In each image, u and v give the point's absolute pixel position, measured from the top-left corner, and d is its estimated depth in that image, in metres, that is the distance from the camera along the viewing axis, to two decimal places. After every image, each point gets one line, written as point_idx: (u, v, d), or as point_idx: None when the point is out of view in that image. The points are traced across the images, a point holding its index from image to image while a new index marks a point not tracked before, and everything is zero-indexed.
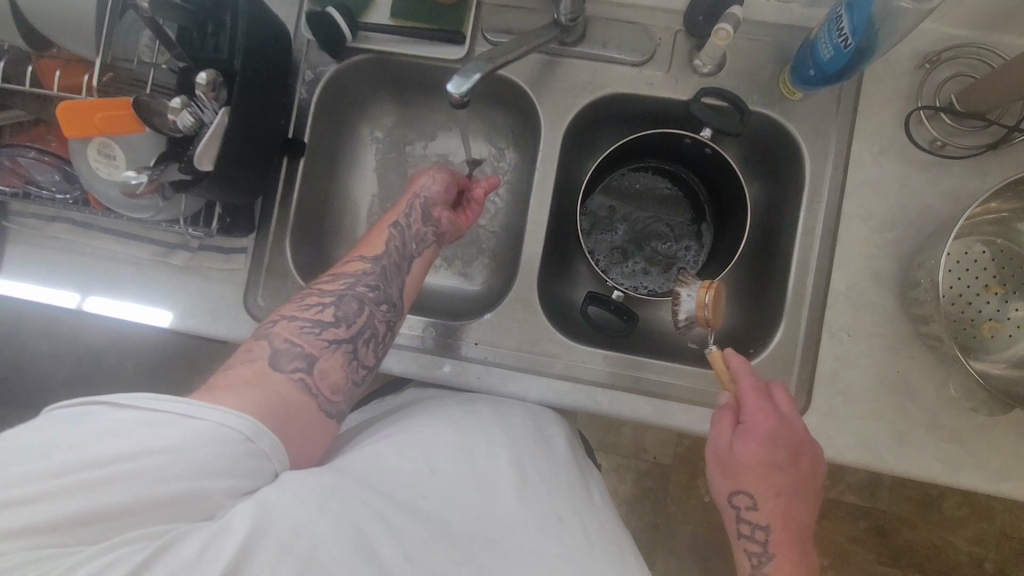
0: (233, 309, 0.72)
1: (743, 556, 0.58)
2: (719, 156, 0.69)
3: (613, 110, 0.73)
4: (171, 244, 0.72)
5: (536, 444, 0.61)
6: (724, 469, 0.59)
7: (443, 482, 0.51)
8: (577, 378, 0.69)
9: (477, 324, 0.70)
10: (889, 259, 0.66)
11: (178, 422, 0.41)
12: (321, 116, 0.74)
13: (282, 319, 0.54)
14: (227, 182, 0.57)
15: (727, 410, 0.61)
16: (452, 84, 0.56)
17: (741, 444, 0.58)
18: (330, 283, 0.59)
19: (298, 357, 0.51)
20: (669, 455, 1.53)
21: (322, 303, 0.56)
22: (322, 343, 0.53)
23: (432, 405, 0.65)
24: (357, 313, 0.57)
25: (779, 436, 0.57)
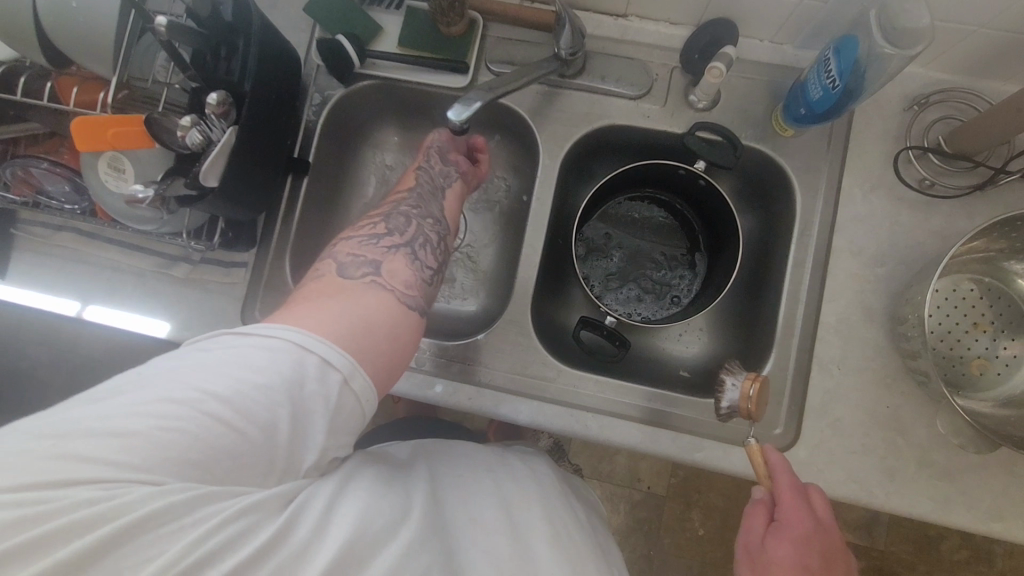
0: (231, 322, 0.73)
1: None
2: (712, 188, 0.71)
3: (611, 141, 0.75)
4: (173, 256, 0.74)
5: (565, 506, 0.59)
6: (754, 564, 0.57)
7: (483, 531, 0.51)
8: (568, 402, 0.69)
9: (470, 345, 0.71)
10: (878, 294, 0.67)
11: (287, 353, 0.43)
12: (327, 138, 0.76)
13: (343, 241, 0.59)
14: (230, 199, 0.58)
15: (761, 505, 0.59)
16: (452, 111, 0.59)
17: (776, 542, 0.56)
18: (375, 213, 0.65)
19: (365, 264, 0.55)
20: (663, 485, 1.51)
21: (375, 221, 0.63)
22: (382, 250, 0.58)
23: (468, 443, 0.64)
24: (407, 224, 0.63)
25: (814, 540, 0.56)
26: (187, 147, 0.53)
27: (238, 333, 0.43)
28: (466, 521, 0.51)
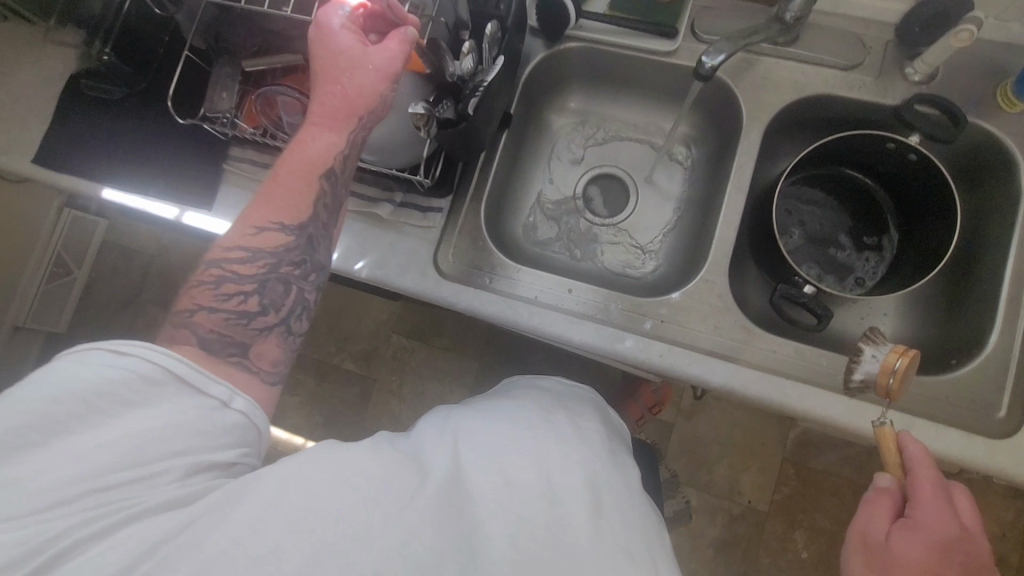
0: (423, 266, 0.75)
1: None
2: (925, 162, 0.69)
3: (813, 114, 0.74)
4: (373, 198, 0.75)
5: (617, 473, 0.56)
6: (868, 556, 0.56)
7: (517, 493, 0.48)
8: (765, 368, 0.67)
9: (663, 302, 0.71)
10: None
11: (175, 386, 0.48)
12: (523, 95, 0.79)
13: (201, 308, 0.54)
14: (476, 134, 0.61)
15: (888, 495, 0.58)
16: (705, 57, 0.61)
17: (901, 535, 0.54)
18: (244, 264, 0.55)
19: (229, 344, 0.54)
20: (765, 501, 1.45)
21: (244, 292, 0.55)
22: (252, 331, 0.55)
23: (511, 404, 0.61)
24: (283, 295, 0.57)
25: (950, 546, 0.53)
26: (460, 71, 0.57)
27: (114, 350, 0.46)
28: (484, 478, 0.49)
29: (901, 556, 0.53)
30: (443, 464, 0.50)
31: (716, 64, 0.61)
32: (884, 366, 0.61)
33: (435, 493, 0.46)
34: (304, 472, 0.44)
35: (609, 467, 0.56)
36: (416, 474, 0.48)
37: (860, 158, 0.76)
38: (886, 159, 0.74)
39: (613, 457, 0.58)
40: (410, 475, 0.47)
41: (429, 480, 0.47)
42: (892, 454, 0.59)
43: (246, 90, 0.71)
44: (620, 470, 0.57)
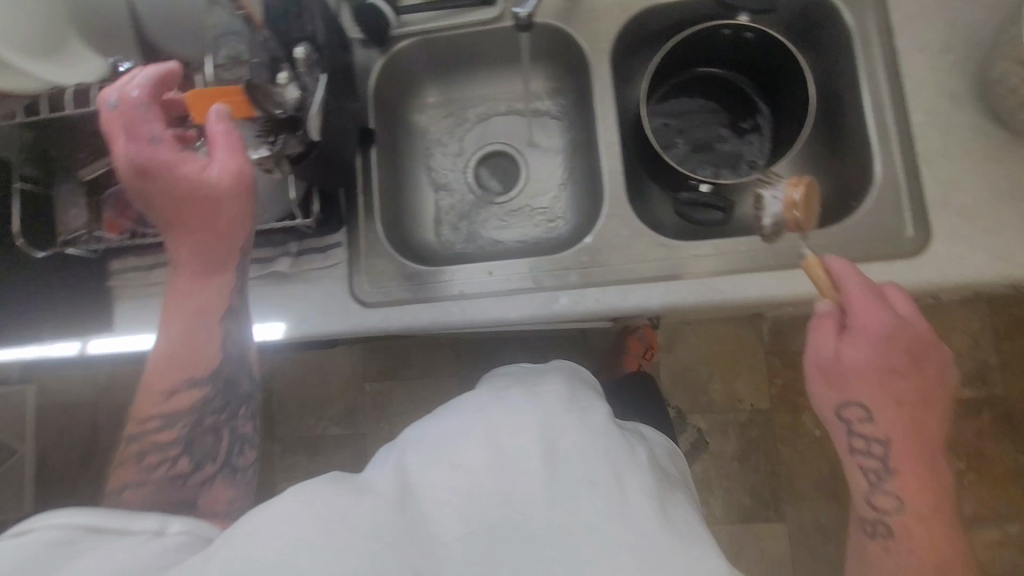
0: (345, 302, 0.74)
1: (860, 473, 0.64)
2: (761, 35, 0.73)
3: (650, 27, 0.76)
4: (270, 257, 0.73)
5: (573, 417, 0.57)
6: (828, 380, 0.62)
7: (467, 479, 0.50)
8: (693, 274, 0.69)
9: (580, 250, 0.72)
10: (959, 77, 0.67)
11: (96, 535, 0.45)
12: (378, 107, 0.78)
13: (129, 462, 0.63)
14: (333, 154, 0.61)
15: (830, 317, 0.61)
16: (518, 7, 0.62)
17: (849, 347, 0.60)
18: (164, 433, 0.63)
19: (167, 480, 0.63)
20: (765, 398, 1.49)
21: (170, 458, 0.63)
22: (200, 481, 0.64)
23: (461, 396, 0.63)
24: (216, 445, 0.65)
25: (892, 341, 0.59)
26: (290, 105, 0.55)
27: (16, 531, 0.44)
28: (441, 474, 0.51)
29: (850, 366, 0.60)
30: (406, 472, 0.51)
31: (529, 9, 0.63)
32: (787, 200, 0.64)
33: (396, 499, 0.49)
34: (280, 512, 0.46)
35: (564, 416, 0.57)
36: (376, 489, 0.50)
37: (706, 52, 0.79)
38: (728, 44, 0.77)
39: (572, 403, 0.60)
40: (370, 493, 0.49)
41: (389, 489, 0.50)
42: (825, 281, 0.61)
43: (93, 199, 0.68)
44: (580, 415, 0.58)
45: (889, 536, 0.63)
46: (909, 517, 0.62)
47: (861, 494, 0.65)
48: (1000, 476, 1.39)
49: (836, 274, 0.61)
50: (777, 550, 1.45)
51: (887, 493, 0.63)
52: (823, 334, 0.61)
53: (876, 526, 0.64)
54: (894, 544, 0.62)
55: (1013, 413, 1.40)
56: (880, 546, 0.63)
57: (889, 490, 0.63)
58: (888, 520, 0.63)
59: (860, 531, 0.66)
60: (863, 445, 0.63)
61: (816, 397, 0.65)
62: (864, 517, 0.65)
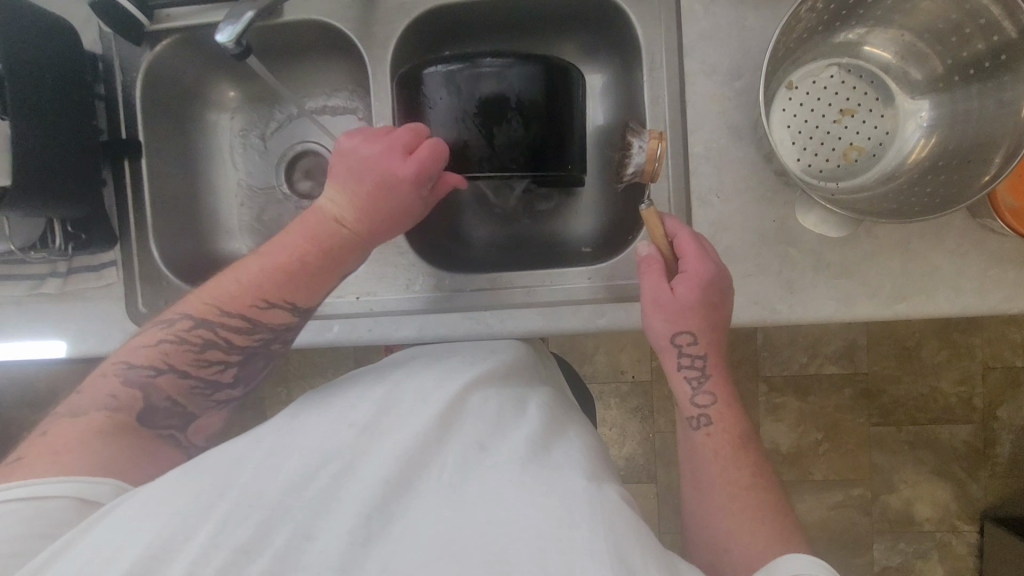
0: (121, 323, 0.72)
1: (683, 380, 0.64)
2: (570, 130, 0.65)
3: (440, 26, 0.70)
4: (41, 274, 0.71)
5: (403, 405, 0.57)
6: (664, 312, 0.62)
7: (253, 466, 0.49)
8: (466, 306, 0.69)
9: (360, 278, 0.71)
10: (741, 109, 0.63)
11: None
12: (153, 110, 0.72)
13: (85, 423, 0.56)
14: (35, 193, 0.59)
15: (657, 263, 0.63)
16: (221, 33, 0.54)
17: (678, 289, 0.61)
18: (240, 335, 0.61)
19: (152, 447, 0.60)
20: (646, 370, 1.54)
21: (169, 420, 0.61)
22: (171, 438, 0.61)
23: (311, 399, 0.62)
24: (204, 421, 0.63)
25: (711, 279, 0.60)
26: None
27: None
28: (292, 463, 0.49)
29: (682, 300, 0.61)
30: (300, 423, 0.55)
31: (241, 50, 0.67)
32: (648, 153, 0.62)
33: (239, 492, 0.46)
34: (155, 494, 0.47)
35: (408, 393, 0.59)
36: (219, 478, 0.48)
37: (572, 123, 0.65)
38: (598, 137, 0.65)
39: (409, 393, 0.59)
40: (224, 478, 0.48)
41: (235, 480, 0.48)
42: (658, 230, 0.61)
43: None
44: (412, 403, 0.57)
45: (710, 425, 0.63)
46: (724, 408, 0.64)
47: (682, 397, 0.65)
48: (853, 446, 1.49)
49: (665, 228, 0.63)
50: (644, 507, 1.57)
51: (705, 392, 0.64)
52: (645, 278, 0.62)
53: (701, 420, 0.64)
54: (713, 433, 0.63)
55: (872, 389, 1.48)
56: (704, 436, 0.64)
57: (708, 388, 0.64)
58: (709, 413, 0.64)
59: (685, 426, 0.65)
60: (690, 363, 0.64)
61: (649, 325, 0.64)
62: (686, 415, 0.65)
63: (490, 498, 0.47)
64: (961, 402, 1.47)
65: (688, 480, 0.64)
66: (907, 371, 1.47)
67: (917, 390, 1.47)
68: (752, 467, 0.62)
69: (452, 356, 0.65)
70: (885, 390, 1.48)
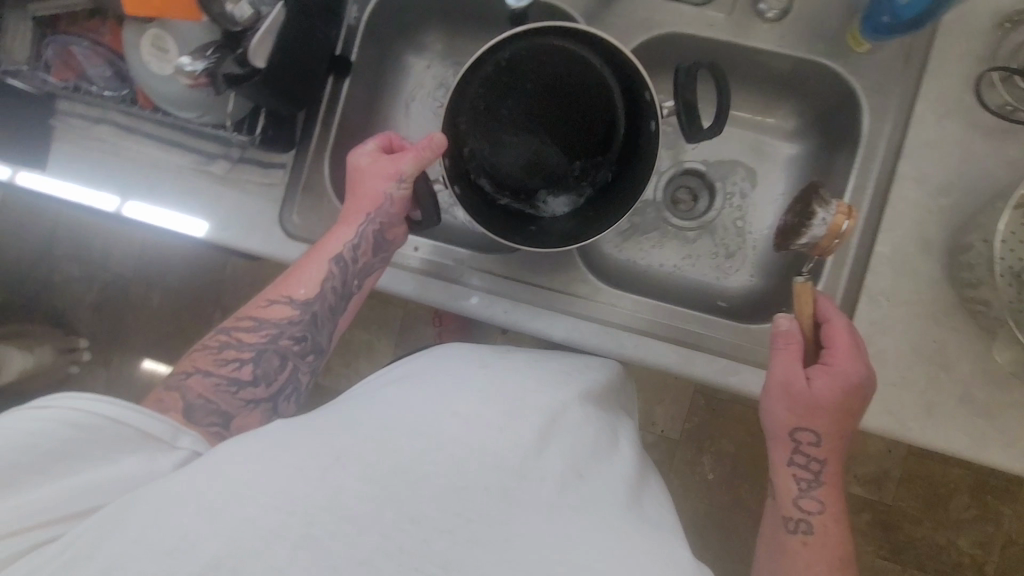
0: (270, 225, 0.72)
1: (792, 480, 0.63)
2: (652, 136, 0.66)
3: (667, 51, 0.71)
4: (212, 154, 0.72)
5: (504, 393, 0.55)
6: (793, 401, 0.61)
7: (359, 430, 0.47)
8: (605, 320, 0.70)
9: (508, 261, 0.73)
10: (940, 224, 0.64)
11: None
12: (369, 36, 0.73)
13: (195, 372, 0.63)
14: (277, 88, 0.59)
15: (798, 346, 0.62)
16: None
17: (818, 382, 0.60)
18: (249, 333, 0.65)
19: (212, 414, 0.61)
20: (676, 429, 1.52)
21: (240, 359, 0.64)
22: (238, 402, 0.63)
23: (413, 363, 0.60)
24: (278, 370, 0.65)
25: (853, 386, 0.59)
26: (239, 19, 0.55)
27: None
28: (401, 436, 0.46)
29: (820, 395, 0.60)
30: (399, 392, 0.53)
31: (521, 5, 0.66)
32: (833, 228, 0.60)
33: (357, 459, 0.44)
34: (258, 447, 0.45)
35: (510, 382, 0.56)
36: (329, 439, 0.45)
37: (619, 124, 0.69)
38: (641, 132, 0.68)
39: (514, 383, 0.56)
40: (333, 440, 0.45)
41: (350, 442, 0.45)
42: (808, 308, 0.62)
43: (43, 33, 0.64)
44: (517, 391, 0.55)
45: (810, 534, 0.62)
46: (829, 520, 0.62)
47: (786, 497, 0.64)
48: None
49: (816, 310, 0.62)
50: None
51: (811, 498, 0.63)
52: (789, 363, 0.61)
53: (798, 523, 0.62)
54: (811, 541, 0.61)
55: (891, 522, 1.47)
56: (800, 541, 0.62)
57: (816, 495, 0.63)
58: (811, 520, 0.62)
59: (778, 522, 0.64)
60: (802, 461, 0.63)
61: (772, 415, 0.63)
62: (784, 515, 0.63)
63: (603, 529, 0.45)
64: (972, 564, 1.45)
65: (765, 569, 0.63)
66: (932, 517, 1.46)
67: (935, 538, 1.45)
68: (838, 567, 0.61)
69: (552, 359, 0.64)
70: (903, 528, 1.46)
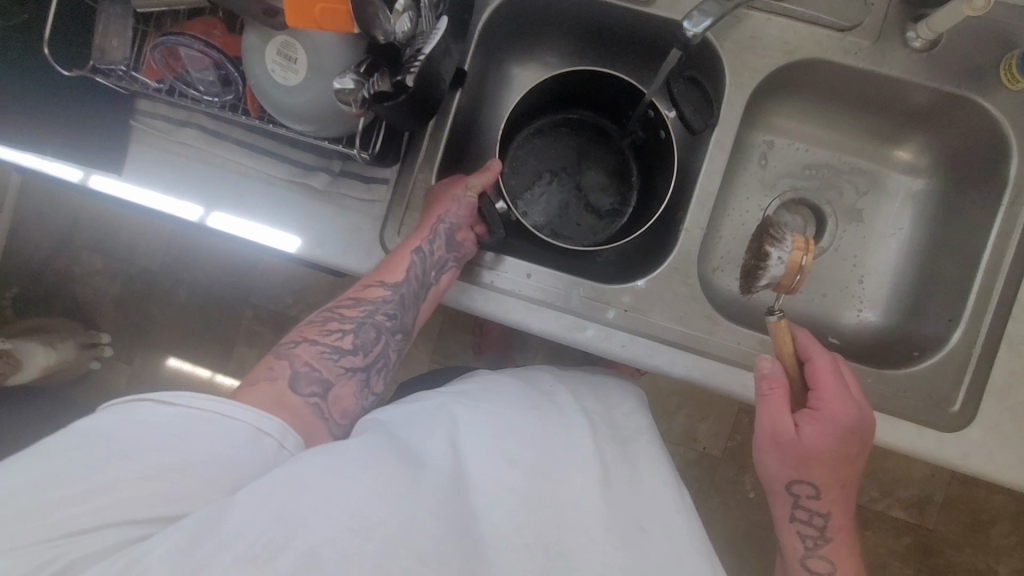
0: (370, 243, 0.68)
1: (797, 537, 0.63)
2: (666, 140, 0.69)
3: (796, 77, 0.68)
4: (310, 165, 0.68)
5: (549, 428, 0.54)
6: (788, 457, 0.59)
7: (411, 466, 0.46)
8: (728, 359, 0.66)
9: (630, 291, 0.66)
10: None
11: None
12: (481, 46, 0.68)
13: (304, 341, 0.58)
14: (417, 107, 0.53)
15: (785, 394, 0.59)
16: (689, 22, 0.55)
17: (809, 436, 0.58)
18: (350, 308, 0.61)
19: (315, 382, 0.55)
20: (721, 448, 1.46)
21: (343, 330, 0.60)
22: (339, 370, 0.58)
23: (446, 400, 0.57)
24: (374, 342, 0.61)
25: (856, 428, 0.57)
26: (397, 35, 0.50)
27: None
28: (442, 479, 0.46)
29: (812, 447, 0.58)
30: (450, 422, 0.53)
31: (700, 32, 0.55)
32: (790, 266, 0.61)
33: (427, 493, 0.44)
34: (312, 468, 0.42)
35: (548, 425, 0.54)
36: (386, 472, 0.43)
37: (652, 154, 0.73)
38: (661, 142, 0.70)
39: (555, 424, 0.55)
40: (389, 473, 0.43)
41: (419, 474, 0.45)
42: (788, 345, 0.59)
43: (143, 31, 0.61)
44: (561, 432, 0.54)
45: None
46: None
47: (792, 553, 0.63)
48: None
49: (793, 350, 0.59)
50: None
51: (818, 552, 0.62)
52: (776, 412, 0.58)
53: (813, 566, 0.62)
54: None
55: (931, 547, 1.46)
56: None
57: (823, 554, 0.62)
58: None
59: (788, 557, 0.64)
60: (804, 516, 0.62)
61: (768, 469, 0.61)
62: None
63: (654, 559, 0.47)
64: None
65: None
66: (973, 543, 1.45)
67: (974, 564, 1.45)
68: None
69: (571, 396, 0.62)
70: (943, 552, 1.46)
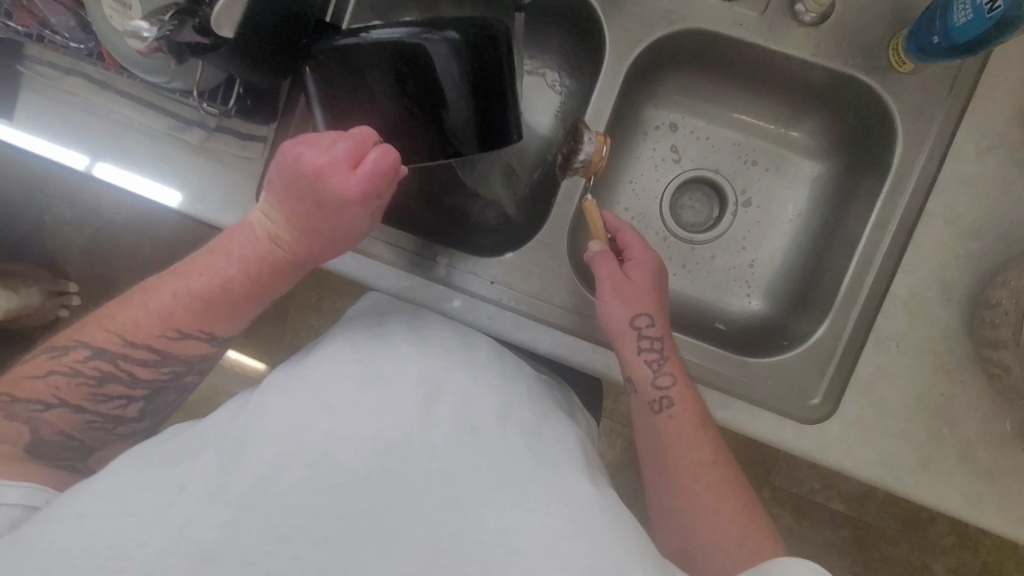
0: (246, 200, 0.67)
1: (642, 364, 0.58)
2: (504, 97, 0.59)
3: (688, 50, 0.66)
4: (188, 120, 0.68)
5: (399, 353, 0.52)
6: (621, 299, 0.59)
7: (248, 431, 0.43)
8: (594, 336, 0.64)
9: (497, 262, 0.65)
10: (965, 271, 0.58)
11: None
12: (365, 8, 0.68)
13: (58, 406, 0.48)
14: (249, 58, 0.51)
15: (608, 254, 0.61)
16: None
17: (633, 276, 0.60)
18: (147, 366, 0.51)
19: (72, 450, 0.50)
20: None
21: (125, 396, 0.51)
22: (110, 437, 0.52)
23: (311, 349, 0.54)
24: (172, 401, 0.55)
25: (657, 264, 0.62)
26: None
27: None
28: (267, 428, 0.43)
29: (638, 290, 0.60)
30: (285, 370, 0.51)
31: None
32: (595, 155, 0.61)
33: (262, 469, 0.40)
34: (84, 512, 0.37)
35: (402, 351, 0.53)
36: (195, 481, 0.39)
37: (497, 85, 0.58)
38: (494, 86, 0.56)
39: (413, 351, 0.53)
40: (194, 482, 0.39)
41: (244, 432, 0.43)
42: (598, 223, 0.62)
43: None
44: (416, 349, 0.53)
45: (673, 408, 0.57)
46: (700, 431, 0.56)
47: (640, 384, 0.58)
48: None
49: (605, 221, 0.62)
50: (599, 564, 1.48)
51: (665, 372, 0.58)
52: (609, 262, 0.60)
53: (662, 403, 0.58)
54: (676, 416, 0.57)
55: (869, 543, 1.42)
56: (665, 420, 0.57)
57: (666, 367, 0.58)
58: (671, 394, 0.58)
59: (644, 410, 0.59)
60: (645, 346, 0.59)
61: (608, 308, 0.59)
62: (644, 400, 0.58)
63: (483, 508, 0.41)
64: None
65: (698, 535, 0.52)
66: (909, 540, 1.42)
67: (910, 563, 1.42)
68: (712, 446, 0.56)
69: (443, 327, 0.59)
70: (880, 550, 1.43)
